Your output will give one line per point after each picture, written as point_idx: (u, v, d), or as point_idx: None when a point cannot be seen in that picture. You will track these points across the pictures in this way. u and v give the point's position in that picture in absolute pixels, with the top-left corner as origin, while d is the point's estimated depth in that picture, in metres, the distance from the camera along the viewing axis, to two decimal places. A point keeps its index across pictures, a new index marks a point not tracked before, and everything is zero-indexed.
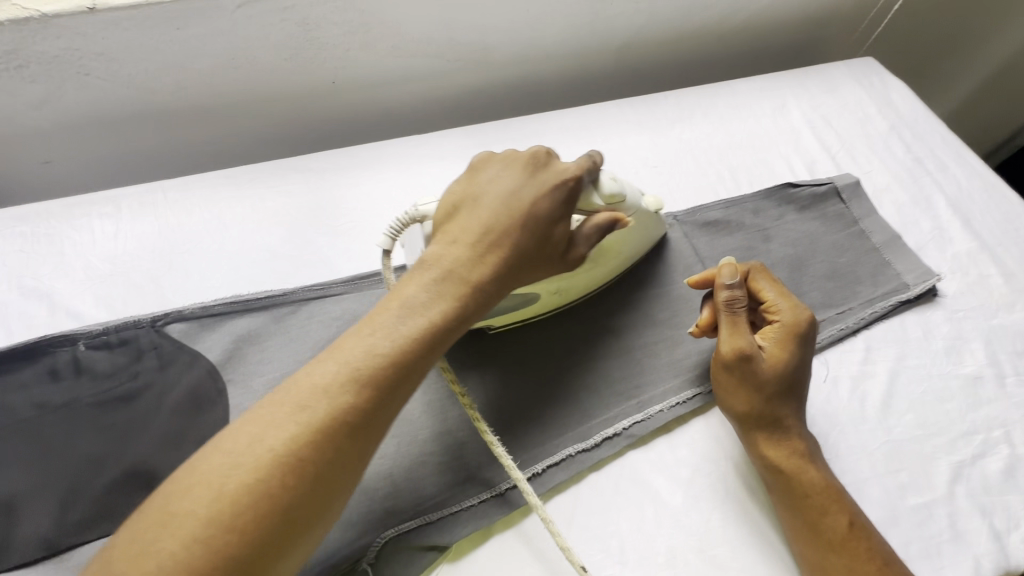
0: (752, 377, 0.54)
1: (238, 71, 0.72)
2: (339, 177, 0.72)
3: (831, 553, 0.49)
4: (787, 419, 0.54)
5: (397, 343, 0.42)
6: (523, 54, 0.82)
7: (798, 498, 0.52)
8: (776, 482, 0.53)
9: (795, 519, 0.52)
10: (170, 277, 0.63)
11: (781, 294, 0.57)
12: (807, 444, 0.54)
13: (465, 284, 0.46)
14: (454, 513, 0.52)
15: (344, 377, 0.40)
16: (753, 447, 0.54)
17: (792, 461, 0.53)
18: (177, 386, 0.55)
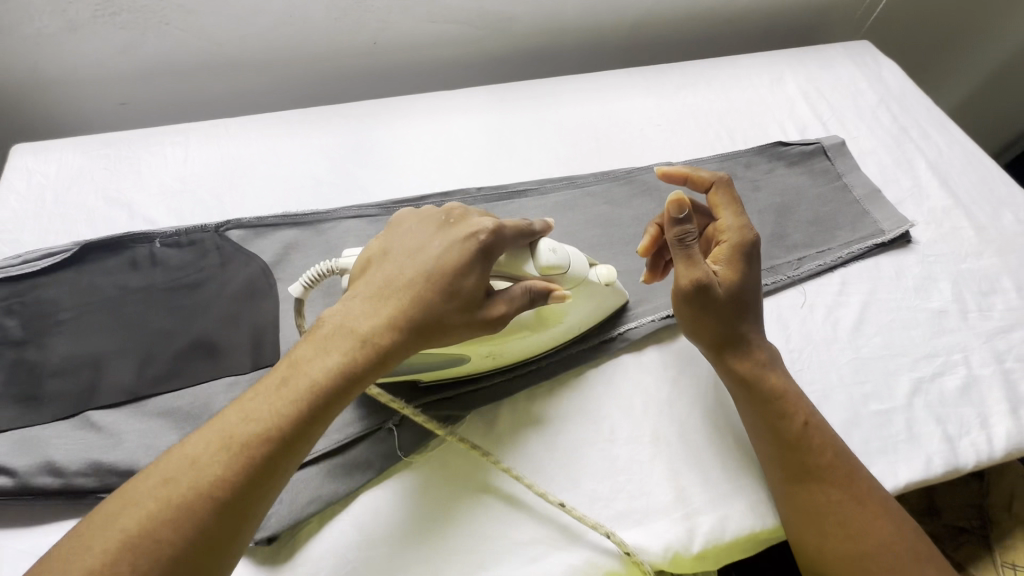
0: (710, 310, 0.57)
1: (294, 27, 0.82)
2: (378, 121, 0.82)
3: (790, 449, 0.55)
4: (742, 335, 0.59)
5: (276, 408, 0.44)
6: (544, 24, 0.92)
7: (761, 406, 0.57)
8: (739, 390, 0.58)
9: (759, 422, 0.57)
10: (229, 195, 0.73)
11: (729, 213, 0.62)
12: (761, 352, 0.59)
13: (356, 340, 0.47)
14: (469, 392, 0.60)
15: (218, 445, 0.42)
16: (718, 363, 0.59)
17: (754, 371, 0.58)
18: (237, 278, 0.65)
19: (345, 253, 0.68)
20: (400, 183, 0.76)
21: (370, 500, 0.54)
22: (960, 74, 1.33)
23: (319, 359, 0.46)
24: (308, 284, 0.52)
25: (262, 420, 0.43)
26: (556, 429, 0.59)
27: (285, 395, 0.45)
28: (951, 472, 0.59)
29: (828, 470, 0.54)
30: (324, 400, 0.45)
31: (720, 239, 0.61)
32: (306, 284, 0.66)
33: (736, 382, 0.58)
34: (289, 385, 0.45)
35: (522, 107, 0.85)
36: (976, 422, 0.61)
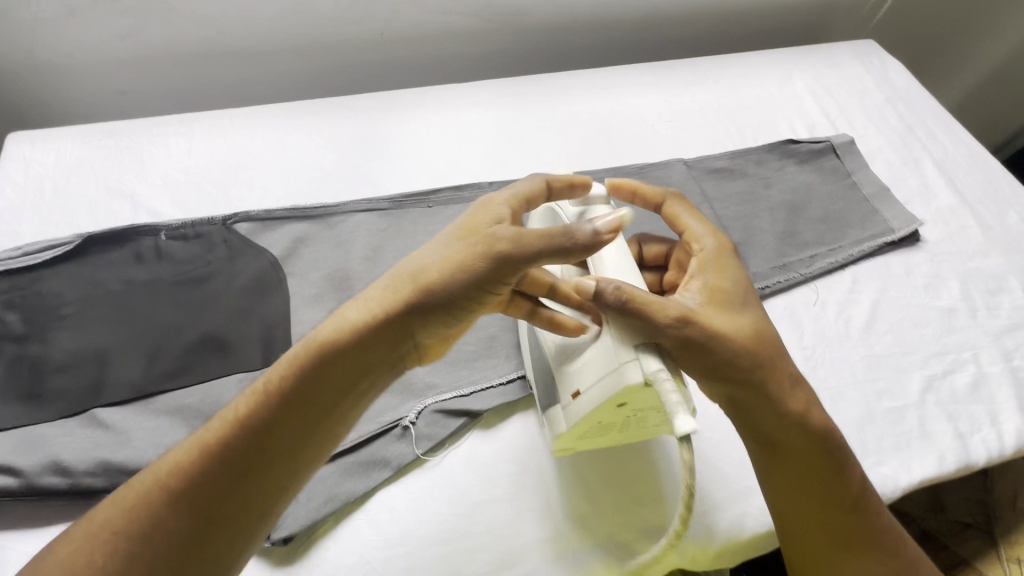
0: (701, 339, 0.48)
1: (300, 17, 0.80)
2: (386, 114, 0.80)
3: (838, 511, 0.49)
4: (762, 368, 0.50)
5: (309, 350, 0.42)
6: (553, 17, 0.91)
7: (818, 461, 0.50)
8: (797, 435, 0.50)
9: (811, 478, 0.50)
10: (235, 187, 0.71)
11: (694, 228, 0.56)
12: (795, 390, 0.50)
13: (399, 288, 0.43)
14: (487, 389, 0.59)
15: (259, 389, 0.41)
16: (755, 411, 0.50)
17: (814, 418, 0.50)
18: (246, 272, 0.64)
19: (356, 248, 0.67)
20: (410, 178, 0.75)
21: (387, 499, 0.53)
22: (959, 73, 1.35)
23: (354, 305, 0.44)
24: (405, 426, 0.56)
25: (267, 392, 0.41)
26: None
27: (320, 340, 0.42)
28: (963, 468, 0.59)
29: (878, 532, 0.50)
30: (358, 344, 0.42)
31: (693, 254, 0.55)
32: (317, 279, 0.65)
33: (784, 428, 0.50)
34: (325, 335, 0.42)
35: (533, 101, 0.84)
36: (986, 419, 0.62)
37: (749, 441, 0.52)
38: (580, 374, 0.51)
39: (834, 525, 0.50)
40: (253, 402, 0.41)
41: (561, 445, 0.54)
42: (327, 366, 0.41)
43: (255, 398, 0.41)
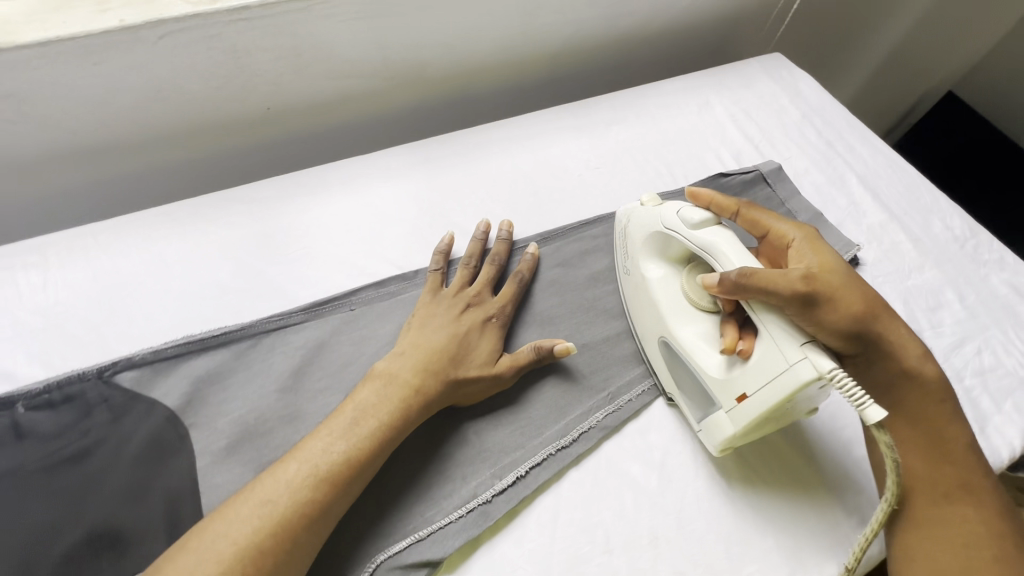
0: (830, 299, 0.49)
1: (167, 103, 0.69)
2: (285, 203, 0.71)
3: (946, 463, 0.52)
4: (877, 326, 0.52)
5: (352, 441, 0.49)
6: (458, 68, 0.84)
7: (926, 407, 0.53)
8: (906, 384, 0.53)
9: (924, 427, 0.53)
10: (111, 324, 0.60)
11: (779, 223, 0.58)
12: (903, 339, 0.54)
13: (411, 388, 0.54)
14: (444, 527, 0.51)
15: (307, 474, 0.46)
16: (876, 363, 0.52)
17: (924, 363, 0.54)
18: (135, 437, 0.53)
19: (271, 378, 0.58)
20: (324, 277, 0.66)
21: None
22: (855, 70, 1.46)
23: (378, 400, 0.52)
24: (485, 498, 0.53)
25: (326, 467, 0.47)
26: (546, 549, 0.51)
27: (358, 432, 0.50)
28: None
29: (973, 484, 0.51)
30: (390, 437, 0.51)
31: (785, 239, 0.56)
32: (227, 426, 0.55)
33: (895, 372, 0.53)
34: (360, 422, 0.50)
35: (449, 165, 0.77)
36: None
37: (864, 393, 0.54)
38: (744, 377, 0.51)
39: (939, 472, 0.51)
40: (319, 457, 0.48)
41: (721, 447, 0.54)
42: (395, 420, 0.52)
43: (314, 481, 0.46)
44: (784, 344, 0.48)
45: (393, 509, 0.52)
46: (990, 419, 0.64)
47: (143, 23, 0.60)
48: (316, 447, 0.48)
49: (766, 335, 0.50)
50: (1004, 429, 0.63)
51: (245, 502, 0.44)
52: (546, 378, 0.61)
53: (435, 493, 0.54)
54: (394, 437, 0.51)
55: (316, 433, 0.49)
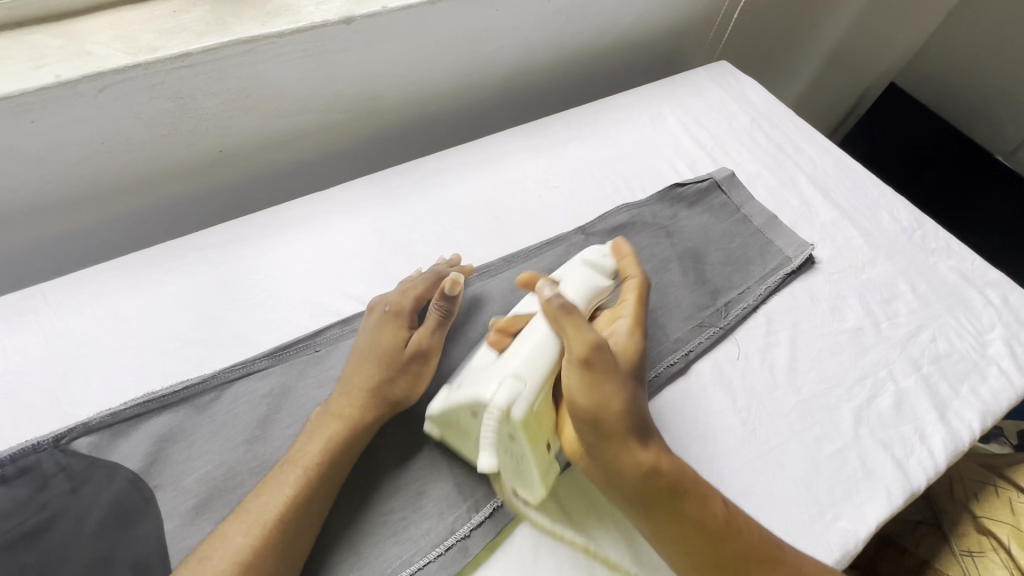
0: (603, 371, 0.52)
1: (113, 154, 0.68)
2: (244, 248, 0.70)
3: (723, 553, 0.49)
4: (624, 422, 0.51)
5: (283, 486, 0.50)
6: (411, 97, 0.85)
7: (675, 502, 0.50)
8: (651, 488, 0.50)
9: (684, 528, 0.49)
10: (66, 388, 0.58)
11: (639, 311, 0.60)
12: (652, 440, 0.52)
13: (339, 420, 0.54)
14: (424, 566, 0.51)
15: (248, 528, 0.47)
16: (608, 457, 0.51)
17: (666, 462, 0.51)
18: (96, 506, 0.51)
19: (238, 429, 0.57)
20: (288, 319, 0.65)
21: None
22: (798, 74, 1.51)
23: (306, 441, 0.53)
24: (461, 535, 0.52)
25: (265, 515, 0.48)
26: None
27: (290, 476, 0.51)
28: (910, 497, 0.60)
29: (757, 558, 0.49)
30: (322, 474, 0.51)
31: (619, 318, 0.59)
32: (194, 484, 0.53)
33: (632, 477, 0.50)
34: (287, 465, 0.52)
35: (409, 195, 0.77)
36: (916, 439, 0.63)
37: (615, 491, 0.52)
38: (472, 378, 0.55)
39: (705, 562, 0.49)
40: (253, 512, 0.48)
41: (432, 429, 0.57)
42: (334, 448, 0.53)
43: (256, 531, 0.47)
44: (530, 364, 0.53)
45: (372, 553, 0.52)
46: (949, 404, 0.66)
47: (81, 77, 0.59)
48: (262, 502, 0.49)
49: (517, 353, 0.55)
50: (963, 413, 0.66)
51: (191, 566, 0.46)
52: None
53: (412, 533, 0.53)
54: (338, 465, 0.53)
55: (260, 488, 0.50)
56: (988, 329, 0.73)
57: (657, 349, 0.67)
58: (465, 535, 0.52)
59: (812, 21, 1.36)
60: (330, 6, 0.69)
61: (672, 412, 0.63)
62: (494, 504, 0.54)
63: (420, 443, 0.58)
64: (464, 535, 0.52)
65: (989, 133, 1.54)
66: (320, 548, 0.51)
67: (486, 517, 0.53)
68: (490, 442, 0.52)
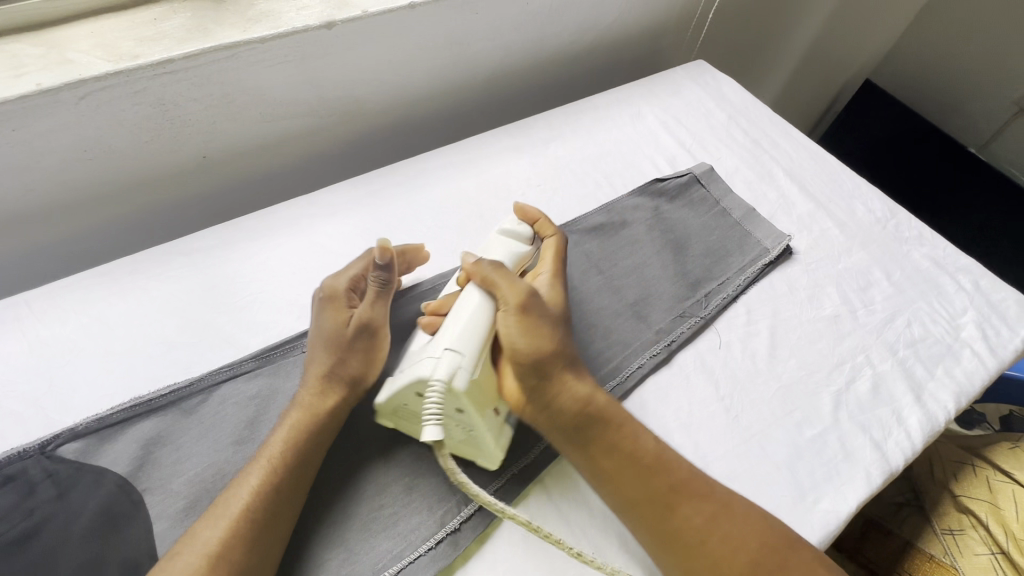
0: (539, 318, 0.56)
1: (95, 161, 0.68)
2: (230, 251, 0.70)
3: (656, 481, 0.53)
4: (557, 363, 0.55)
5: (251, 481, 0.50)
6: (394, 100, 0.86)
7: (610, 435, 0.54)
8: (586, 418, 0.54)
9: (621, 455, 0.53)
10: (52, 394, 0.58)
11: (559, 268, 0.65)
12: (585, 376, 0.57)
13: (302, 411, 0.55)
14: (414, 561, 0.51)
15: (220, 524, 0.48)
16: (548, 397, 0.54)
17: (597, 396, 0.56)
18: (83, 511, 0.51)
19: (226, 431, 0.57)
20: (275, 322, 0.66)
21: None
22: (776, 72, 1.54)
23: (272, 434, 0.54)
24: (447, 530, 0.53)
25: (236, 511, 0.49)
26: (519, 567, 0.52)
27: (258, 470, 0.51)
28: (889, 477, 0.61)
29: (690, 486, 0.53)
30: (290, 466, 0.52)
31: (541, 276, 0.64)
32: (183, 486, 0.54)
33: (578, 405, 0.54)
34: (252, 463, 0.52)
35: (394, 196, 0.78)
36: (893, 421, 0.65)
37: (557, 431, 0.55)
38: (412, 356, 0.55)
39: (642, 494, 0.52)
40: (224, 508, 0.49)
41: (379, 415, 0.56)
42: (300, 436, 0.54)
43: (227, 526, 0.48)
44: (464, 334, 0.53)
45: (361, 551, 0.52)
46: (925, 386, 0.68)
47: (62, 84, 0.60)
48: (230, 495, 0.50)
49: (453, 325, 0.54)
50: (938, 394, 0.67)
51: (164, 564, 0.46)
52: None
53: (400, 529, 0.53)
54: (307, 454, 0.53)
55: (231, 482, 0.51)
56: (960, 313, 0.75)
57: (640, 341, 0.68)
58: (451, 530, 0.53)
59: (787, 21, 1.39)
60: (310, 12, 0.70)
61: (656, 402, 0.64)
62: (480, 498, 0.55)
63: (408, 439, 0.58)
64: (449, 530, 0.53)
65: (962, 126, 1.58)
66: (301, 545, 0.52)
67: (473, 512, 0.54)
68: (432, 413, 0.50)
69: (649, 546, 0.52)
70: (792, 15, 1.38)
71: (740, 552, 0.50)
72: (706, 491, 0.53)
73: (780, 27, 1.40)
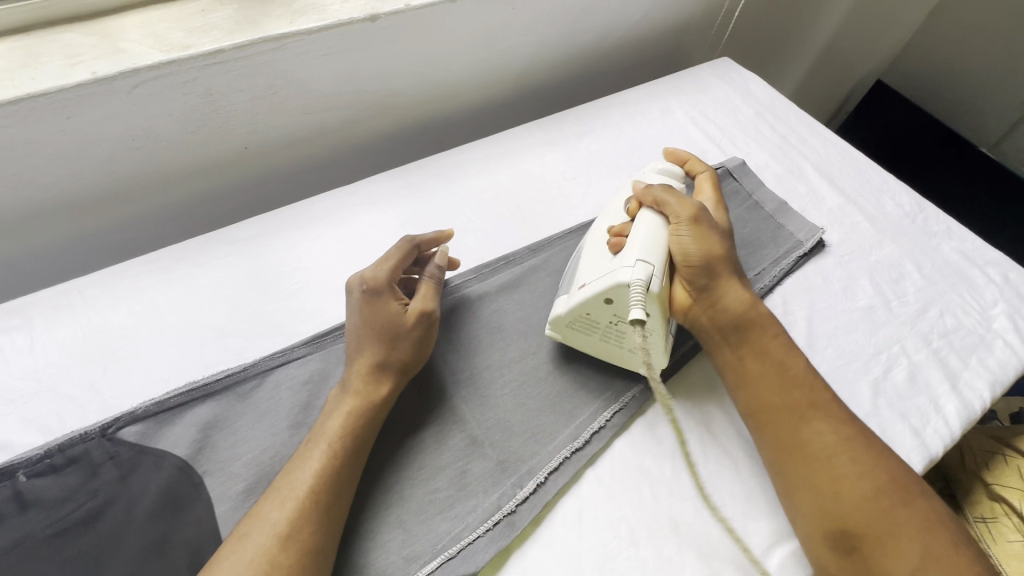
0: (712, 226, 0.63)
1: (142, 151, 0.68)
2: (275, 241, 0.71)
3: (795, 393, 0.56)
4: (724, 265, 0.62)
5: (312, 463, 0.51)
6: (430, 94, 0.87)
7: (759, 339, 0.59)
8: (740, 317, 0.60)
9: (770, 359, 0.58)
10: (107, 379, 0.58)
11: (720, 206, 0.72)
12: (749, 287, 0.63)
13: (356, 397, 0.55)
14: (473, 542, 0.52)
15: (285, 504, 0.48)
16: (717, 293, 0.61)
17: (750, 302, 0.61)
18: (146, 492, 0.51)
19: (282, 415, 0.58)
20: (322, 310, 0.66)
21: None
22: (790, 72, 1.56)
23: (326, 419, 0.54)
24: (503, 512, 0.54)
25: (301, 492, 0.49)
26: (575, 547, 0.53)
27: (318, 452, 0.52)
28: (929, 463, 0.63)
29: (827, 408, 0.56)
30: (348, 449, 0.53)
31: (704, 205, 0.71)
32: (243, 469, 0.54)
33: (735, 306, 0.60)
34: (310, 445, 0.53)
35: (433, 188, 0.79)
36: (931, 408, 0.66)
37: (715, 330, 0.61)
38: (595, 267, 0.61)
39: (779, 404, 0.56)
40: (288, 490, 0.49)
41: (555, 323, 0.62)
42: (355, 420, 0.54)
43: (293, 506, 0.48)
44: (651, 246, 0.59)
45: (420, 532, 0.53)
46: (960, 375, 0.69)
47: (117, 73, 0.60)
48: (291, 478, 0.50)
49: (636, 237, 0.60)
50: (974, 383, 0.69)
51: (232, 545, 0.47)
52: (553, 382, 0.63)
53: (457, 511, 0.54)
54: (361, 438, 0.54)
55: (288, 465, 0.52)
56: (991, 305, 0.76)
57: None
58: (507, 513, 0.54)
59: (803, 22, 1.41)
60: (355, 5, 0.71)
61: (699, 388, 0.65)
62: (534, 481, 0.55)
63: (461, 423, 0.59)
64: (505, 512, 0.54)
65: (974, 127, 1.60)
66: (359, 528, 0.52)
67: (527, 495, 0.55)
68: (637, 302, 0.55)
69: (771, 455, 0.55)
70: (809, 16, 1.40)
71: (866, 479, 0.51)
72: (845, 419, 0.55)
73: (797, 28, 1.42)
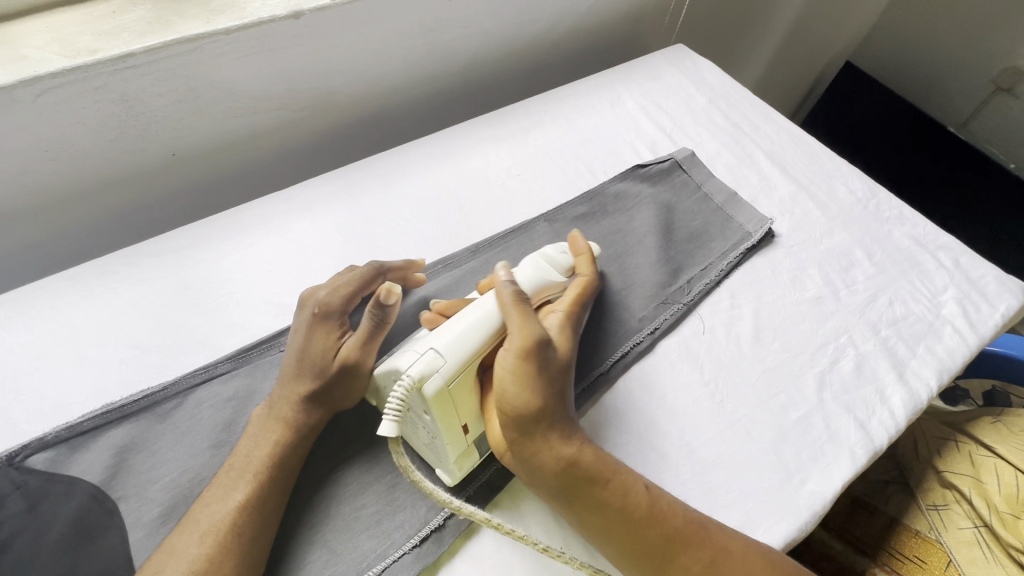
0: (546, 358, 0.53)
1: (56, 162, 0.65)
2: (203, 250, 0.68)
3: (647, 536, 0.49)
4: (545, 418, 0.51)
5: (234, 496, 0.49)
6: (369, 92, 0.84)
7: (599, 492, 0.50)
8: (569, 476, 0.50)
9: (603, 514, 0.49)
10: (19, 404, 0.56)
11: (575, 313, 0.60)
12: (569, 427, 0.52)
13: (283, 428, 0.54)
14: (398, 560, 0.51)
15: (201, 539, 0.47)
16: (529, 452, 0.51)
17: (575, 454, 0.51)
18: (55, 522, 0.49)
19: (203, 435, 0.56)
20: (251, 322, 0.64)
21: None
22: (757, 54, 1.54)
23: (251, 448, 0.53)
24: (432, 528, 0.52)
25: (220, 525, 0.47)
26: (506, 558, 0.51)
27: (243, 482, 0.50)
28: (873, 456, 0.62)
29: (680, 535, 0.49)
30: (273, 479, 0.51)
31: (554, 313, 0.60)
32: (160, 493, 0.52)
33: (562, 468, 0.50)
34: (233, 476, 0.51)
35: (371, 189, 0.77)
36: (877, 400, 0.65)
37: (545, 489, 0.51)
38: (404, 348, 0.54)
39: (638, 549, 0.49)
40: (208, 522, 0.48)
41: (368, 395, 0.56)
42: (281, 449, 0.52)
43: (212, 541, 0.46)
44: (458, 345, 0.51)
45: (344, 551, 0.51)
46: (908, 363, 0.69)
47: (17, 82, 0.57)
48: (211, 510, 0.48)
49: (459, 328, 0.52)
50: (921, 371, 0.68)
51: None
52: None
53: (384, 528, 0.52)
54: (287, 467, 0.52)
55: (207, 497, 0.50)
56: (941, 291, 0.75)
57: (625, 330, 0.68)
58: (435, 528, 0.52)
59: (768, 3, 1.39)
60: (277, 2, 0.68)
61: (642, 390, 0.64)
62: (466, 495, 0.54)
63: None
64: (434, 528, 0.52)
65: (942, 106, 1.59)
66: (283, 554, 0.50)
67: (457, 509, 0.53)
68: (395, 406, 0.48)
69: None
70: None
71: None
72: (702, 538, 0.49)
73: (761, 9, 1.39)
